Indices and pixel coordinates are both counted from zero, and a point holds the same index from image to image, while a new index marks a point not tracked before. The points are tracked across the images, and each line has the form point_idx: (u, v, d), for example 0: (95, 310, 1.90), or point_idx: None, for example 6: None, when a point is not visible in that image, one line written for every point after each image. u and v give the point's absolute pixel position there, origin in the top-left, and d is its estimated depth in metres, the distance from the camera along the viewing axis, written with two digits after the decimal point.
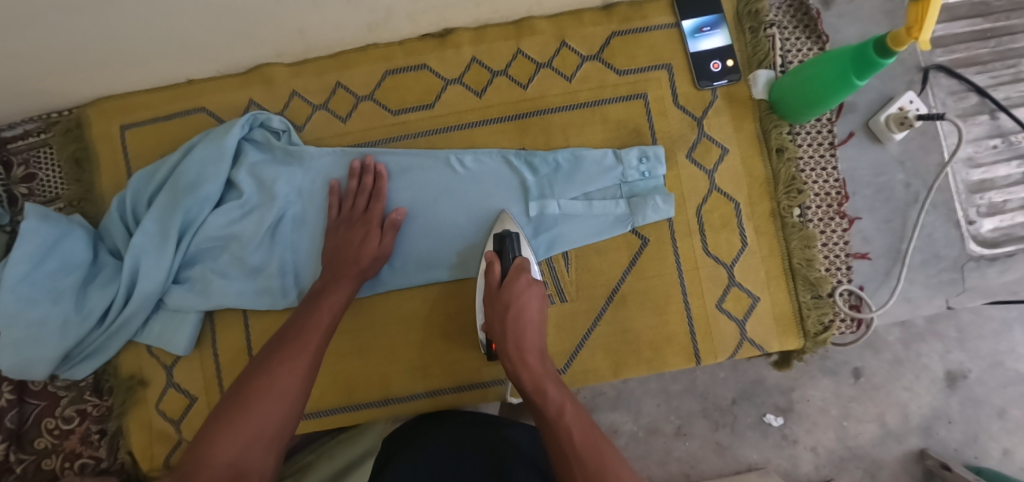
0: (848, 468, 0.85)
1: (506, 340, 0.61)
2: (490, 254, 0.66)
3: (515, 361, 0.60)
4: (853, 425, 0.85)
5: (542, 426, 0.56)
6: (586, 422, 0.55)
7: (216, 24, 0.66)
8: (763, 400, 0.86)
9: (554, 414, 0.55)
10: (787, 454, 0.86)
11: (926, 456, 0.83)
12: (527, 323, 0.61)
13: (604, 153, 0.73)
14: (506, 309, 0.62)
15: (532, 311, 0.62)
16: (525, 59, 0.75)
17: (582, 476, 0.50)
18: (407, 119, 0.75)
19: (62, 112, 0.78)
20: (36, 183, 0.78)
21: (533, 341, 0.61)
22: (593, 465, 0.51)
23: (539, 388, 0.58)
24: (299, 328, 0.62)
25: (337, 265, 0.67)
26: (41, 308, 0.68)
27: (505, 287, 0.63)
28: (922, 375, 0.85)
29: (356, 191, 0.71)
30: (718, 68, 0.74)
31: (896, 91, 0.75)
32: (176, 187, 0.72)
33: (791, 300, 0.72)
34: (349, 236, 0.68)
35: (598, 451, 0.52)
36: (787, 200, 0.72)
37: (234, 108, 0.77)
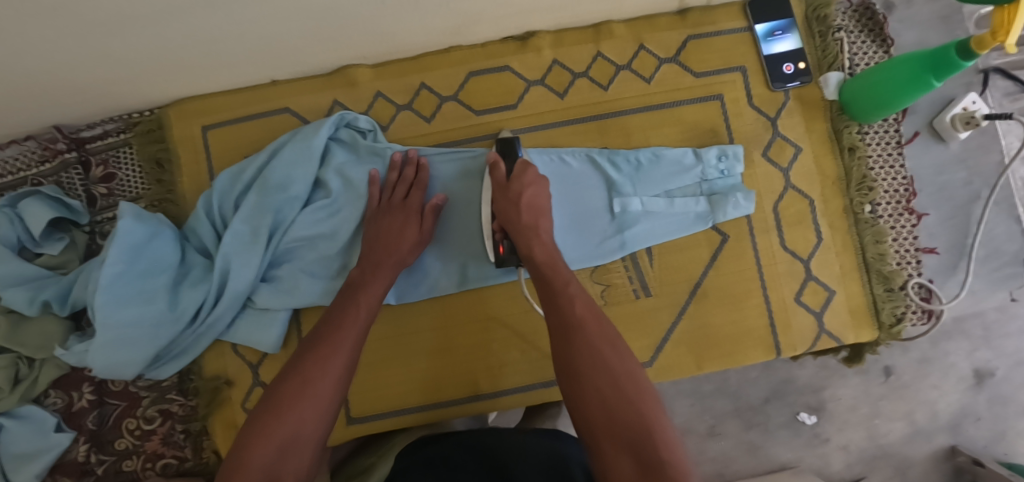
0: (879, 466, 0.94)
1: (520, 220, 0.65)
2: (496, 155, 0.70)
3: (524, 232, 0.65)
4: (883, 423, 0.94)
5: (549, 295, 0.59)
6: (591, 300, 0.58)
7: (308, 27, 0.65)
8: (793, 400, 0.96)
9: (563, 286, 0.59)
10: (818, 452, 0.95)
11: (956, 452, 0.93)
12: (541, 210, 0.67)
13: (684, 152, 0.75)
14: (520, 197, 0.66)
15: (545, 201, 0.68)
16: (604, 62, 0.77)
17: (583, 346, 0.53)
18: (490, 120, 0.76)
19: (143, 112, 0.79)
20: (115, 182, 0.79)
21: (545, 226, 0.66)
22: (595, 333, 0.54)
23: (549, 264, 0.62)
24: (331, 325, 0.59)
25: (376, 256, 0.67)
26: (135, 308, 0.67)
27: (515, 180, 0.67)
28: (950, 373, 0.93)
29: (398, 180, 0.72)
30: (790, 70, 0.76)
31: (955, 93, 0.77)
32: (264, 187, 0.72)
33: (865, 293, 0.75)
34: (388, 222, 0.69)
35: (603, 329, 0.55)
36: (859, 197, 0.75)
37: (317, 110, 0.77)
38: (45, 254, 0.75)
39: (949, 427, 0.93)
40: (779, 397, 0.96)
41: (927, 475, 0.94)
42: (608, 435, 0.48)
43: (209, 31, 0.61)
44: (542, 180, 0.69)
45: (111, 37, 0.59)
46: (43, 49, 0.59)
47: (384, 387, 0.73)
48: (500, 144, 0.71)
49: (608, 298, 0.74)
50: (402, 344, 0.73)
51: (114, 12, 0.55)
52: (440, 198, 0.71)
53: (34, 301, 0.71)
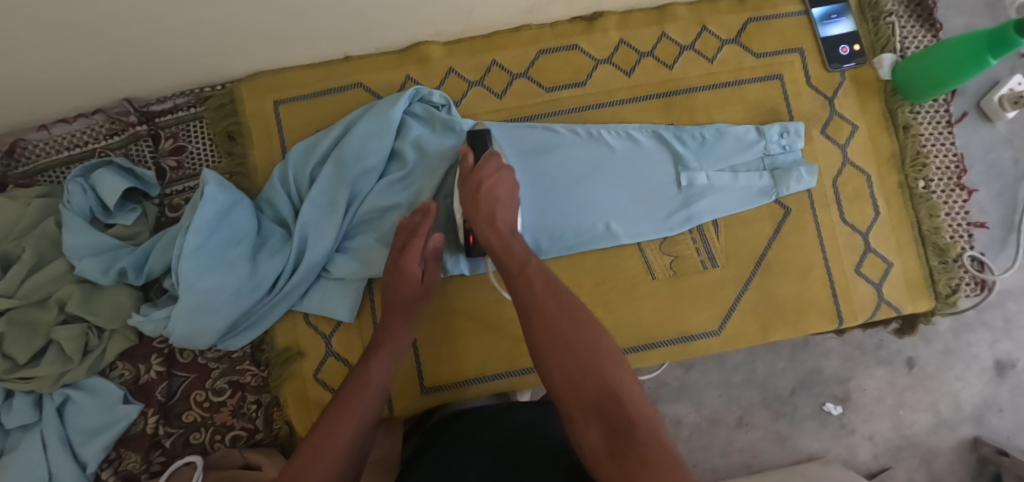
0: (904, 456, 1.02)
1: (477, 210, 0.62)
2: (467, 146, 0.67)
3: (480, 223, 0.61)
4: (908, 414, 1.02)
5: (510, 282, 0.57)
6: (547, 278, 0.55)
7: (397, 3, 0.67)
8: (819, 391, 1.02)
9: (520, 269, 0.57)
10: (845, 442, 1.02)
11: (980, 443, 1.01)
12: (497, 199, 0.62)
13: (747, 129, 0.77)
14: (479, 185, 0.63)
15: (507, 188, 0.64)
16: (669, 42, 0.79)
17: (540, 327, 0.51)
18: (559, 97, 0.78)
19: (214, 87, 0.80)
20: (185, 155, 0.80)
21: (502, 214, 0.62)
22: (553, 311, 0.51)
23: (506, 247, 0.59)
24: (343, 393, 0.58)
25: (389, 311, 0.66)
26: (218, 275, 0.67)
27: (475, 170, 0.64)
28: (972, 365, 1.02)
29: (402, 227, 0.68)
30: (846, 52, 0.80)
31: (1001, 75, 0.81)
32: (341, 158, 0.72)
33: (921, 265, 0.78)
34: (389, 280, 0.66)
35: (561, 305, 0.52)
36: (914, 173, 0.78)
37: (390, 86, 0.79)
38: (117, 225, 0.75)
39: (972, 417, 1.01)
40: (805, 388, 1.03)
41: (952, 466, 1.01)
42: (578, 409, 0.46)
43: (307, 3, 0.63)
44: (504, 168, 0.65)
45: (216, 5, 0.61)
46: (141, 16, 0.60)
47: (458, 358, 0.75)
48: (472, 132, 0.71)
49: (677, 269, 0.76)
50: (479, 314, 0.75)
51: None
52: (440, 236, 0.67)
53: (110, 270, 0.70)
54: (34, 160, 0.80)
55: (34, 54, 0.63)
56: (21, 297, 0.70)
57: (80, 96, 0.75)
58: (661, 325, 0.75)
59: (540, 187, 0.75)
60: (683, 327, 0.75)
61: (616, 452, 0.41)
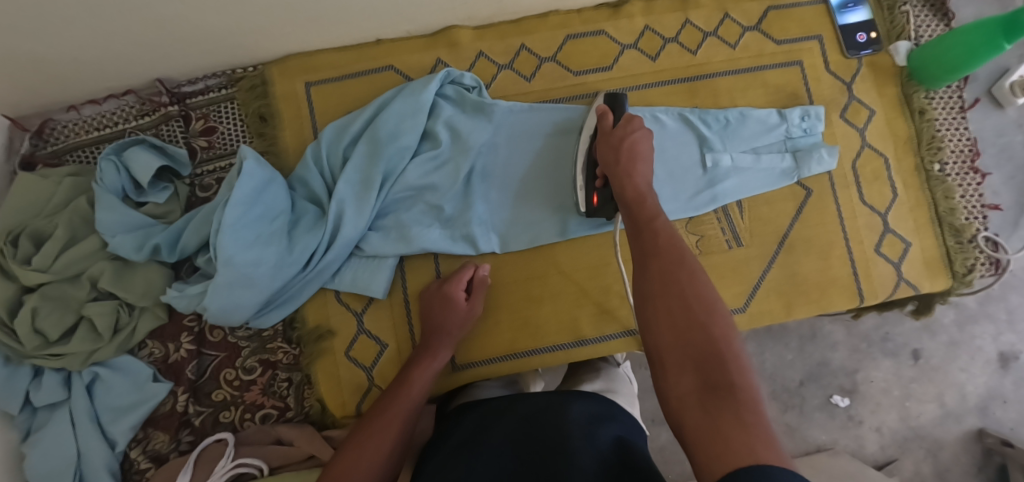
0: (911, 447, 1.03)
1: (618, 161, 0.61)
2: (605, 106, 0.69)
3: (617, 170, 0.60)
4: (914, 404, 1.04)
5: (634, 231, 0.54)
6: (671, 231, 0.51)
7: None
8: (828, 382, 1.04)
9: (648, 220, 0.53)
10: (853, 433, 1.04)
11: (984, 434, 1.03)
12: (638, 153, 0.61)
13: (769, 113, 0.80)
14: (621, 141, 0.63)
15: (647, 148, 0.63)
16: (692, 29, 0.82)
17: (655, 276, 0.47)
18: (587, 80, 0.80)
19: (246, 69, 0.81)
20: (217, 135, 0.80)
21: (643, 170, 0.60)
22: (671, 260, 0.48)
23: (637, 200, 0.56)
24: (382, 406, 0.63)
25: (430, 336, 0.70)
26: (256, 249, 0.68)
27: (620, 126, 0.64)
28: (977, 357, 1.04)
29: (453, 274, 0.73)
30: (863, 39, 0.82)
31: (1010, 63, 0.85)
32: (376, 137, 0.73)
33: (938, 245, 0.80)
34: (434, 312, 0.71)
35: (679, 257, 0.48)
36: (929, 156, 0.81)
37: (421, 68, 0.80)
38: (149, 203, 0.75)
39: (977, 409, 1.03)
40: (815, 379, 1.05)
41: (958, 457, 1.03)
42: (675, 359, 0.42)
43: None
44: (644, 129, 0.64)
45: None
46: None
47: (488, 336, 0.76)
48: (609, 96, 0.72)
49: (703, 248, 0.78)
50: (511, 292, 0.77)
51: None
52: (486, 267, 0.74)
53: (144, 246, 0.71)
54: (62, 140, 0.80)
55: (83, 27, 0.63)
56: (56, 273, 0.70)
57: (115, 76, 0.75)
58: None
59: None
60: None
61: (708, 406, 0.37)
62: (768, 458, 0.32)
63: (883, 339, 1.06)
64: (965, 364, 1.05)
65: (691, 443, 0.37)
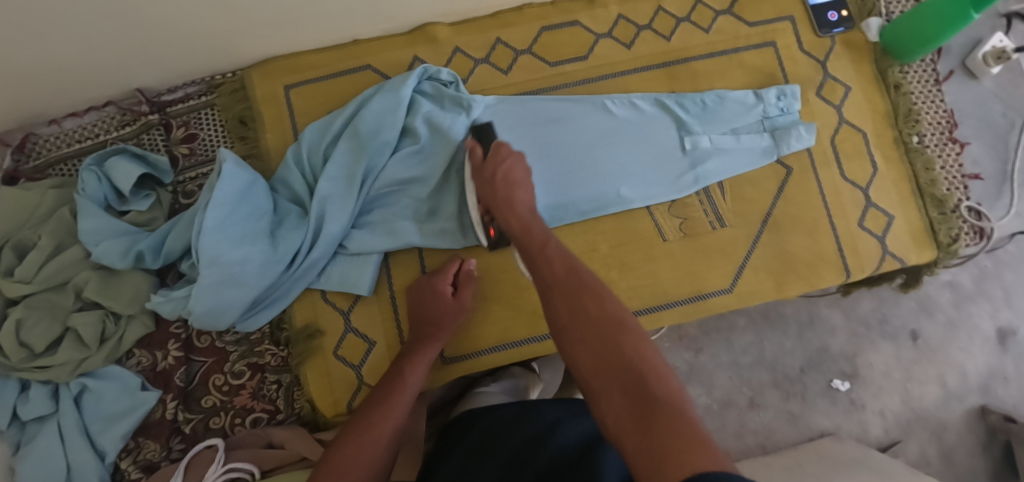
0: (915, 430, 1.03)
1: (495, 194, 0.68)
2: (472, 140, 0.72)
3: (500, 205, 0.67)
4: (915, 386, 1.04)
5: (535, 267, 0.58)
6: (570, 263, 0.56)
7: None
8: (829, 367, 1.04)
9: (544, 253, 0.59)
10: (857, 418, 1.03)
11: (987, 411, 1.03)
12: (514, 182, 0.68)
13: (745, 94, 0.80)
14: (495, 172, 0.69)
15: (520, 173, 0.70)
16: (666, 16, 0.82)
17: (564, 304, 0.51)
18: (565, 70, 0.81)
19: (225, 74, 0.81)
20: (197, 142, 0.81)
21: (522, 198, 0.68)
22: (573, 290, 0.52)
23: (528, 237, 0.63)
24: (374, 402, 0.63)
25: (422, 328, 0.70)
26: (243, 248, 0.68)
27: (489, 158, 0.70)
28: (976, 335, 1.05)
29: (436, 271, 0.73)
30: (834, 17, 0.83)
31: (983, 35, 0.85)
32: (358, 134, 0.74)
33: (922, 217, 0.80)
34: (425, 304, 0.70)
35: (581, 283, 0.53)
36: (907, 129, 0.81)
37: (399, 65, 0.80)
38: (132, 212, 0.75)
39: (979, 388, 1.03)
40: (814, 366, 1.04)
41: (963, 437, 1.03)
42: (598, 380, 0.43)
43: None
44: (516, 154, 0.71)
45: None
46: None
47: (477, 328, 0.76)
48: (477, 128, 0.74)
49: (687, 231, 0.77)
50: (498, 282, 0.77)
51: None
52: (473, 261, 0.73)
53: (129, 253, 0.71)
54: (43, 154, 0.80)
55: (58, 38, 0.63)
56: (40, 282, 0.70)
57: (94, 86, 0.76)
58: (679, 283, 0.77)
59: (558, 155, 0.77)
60: (698, 285, 0.77)
61: (637, 417, 0.38)
62: (703, 455, 0.32)
63: (880, 322, 1.06)
64: (964, 343, 1.05)
65: (633, 459, 0.36)
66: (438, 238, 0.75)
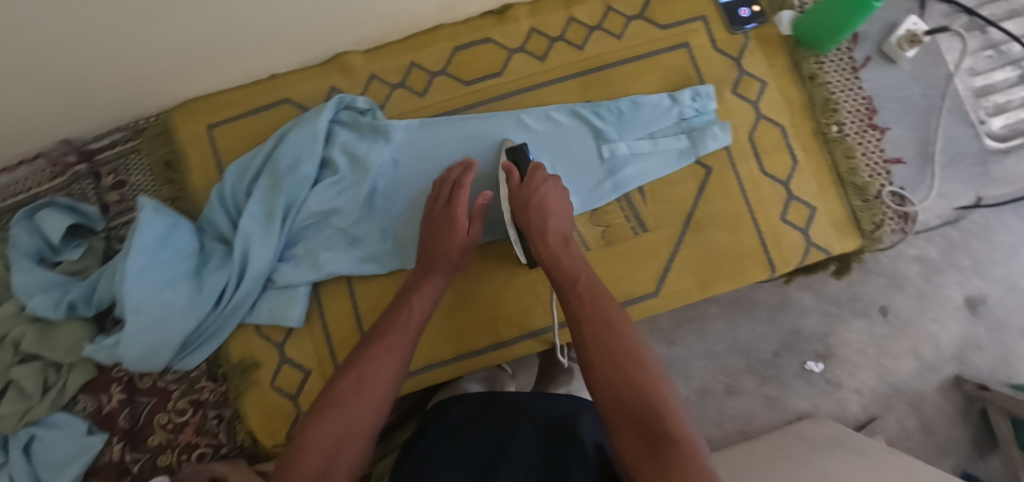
0: (893, 404, 1.04)
1: (529, 223, 0.66)
2: (508, 163, 0.70)
3: (543, 237, 0.66)
4: (890, 361, 1.04)
5: (562, 295, 0.62)
6: (597, 296, 0.58)
7: (314, 13, 0.71)
8: (802, 349, 1.05)
9: (571, 282, 0.61)
10: (834, 397, 1.04)
11: (961, 381, 1.03)
12: (548, 210, 0.66)
13: (660, 97, 0.81)
14: (529, 199, 0.67)
15: (554, 200, 0.68)
16: (578, 25, 0.83)
17: (591, 341, 0.54)
18: (480, 87, 0.81)
19: (148, 118, 0.83)
20: (127, 187, 0.82)
21: (559, 229, 0.67)
22: (600, 321, 0.56)
23: (558, 264, 0.64)
24: (388, 323, 0.64)
25: (429, 262, 0.71)
26: (165, 293, 0.70)
27: (525, 184, 0.67)
28: (946, 305, 1.05)
29: (444, 181, 0.75)
30: (746, 14, 0.84)
31: (899, 18, 0.85)
32: (276, 170, 0.76)
33: (844, 205, 0.81)
34: (437, 232, 0.72)
35: (608, 315, 0.56)
36: (825, 118, 0.82)
37: (316, 97, 0.82)
38: (64, 261, 0.77)
39: (953, 357, 1.03)
40: (788, 348, 1.05)
41: (941, 407, 1.03)
42: (616, 413, 0.47)
43: (228, 19, 0.67)
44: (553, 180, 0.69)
45: (140, 34, 0.64)
46: (67, 46, 0.62)
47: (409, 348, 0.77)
48: (511, 154, 0.73)
49: (610, 238, 0.78)
50: None
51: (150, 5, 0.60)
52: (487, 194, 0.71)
53: (60, 304, 0.72)
54: None
55: None
56: None
57: (21, 142, 0.77)
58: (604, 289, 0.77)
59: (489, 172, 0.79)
60: (623, 292, 0.77)
61: (650, 455, 0.43)
62: None
63: (850, 299, 1.06)
64: (936, 314, 1.05)
65: None
66: (365, 265, 0.77)
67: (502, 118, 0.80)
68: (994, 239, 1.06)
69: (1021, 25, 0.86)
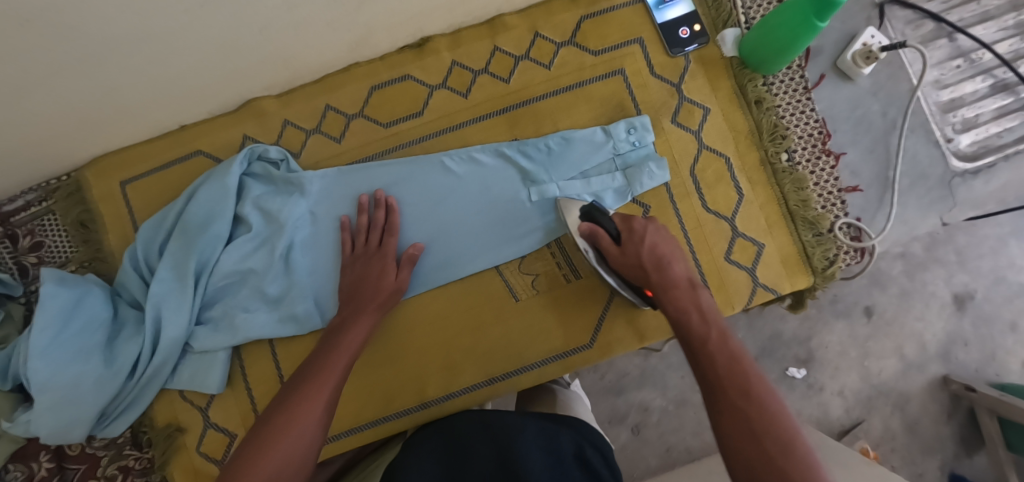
0: (877, 405, 0.96)
1: (648, 276, 0.59)
2: (587, 225, 0.65)
3: (668, 283, 0.58)
4: (873, 362, 0.96)
5: (692, 355, 0.52)
6: (735, 355, 0.50)
7: (212, 69, 0.67)
8: (782, 354, 0.96)
9: (701, 343, 0.52)
10: (816, 402, 0.96)
11: (949, 381, 0.95)
12: (665, 259, 0.60)
13: (593, 131, 0.75)
14: (643, 252, 0.60)
15: (668, 246, 0.62)
16: (503, 55, 0.77)
17: (738, 415, 0.46)
18: (400, 129, 0.77)
19: (59, 177, 0.79)
20: (44, 250, 0.79)
21: (680, 271, 0.59)
22: (738, 392, 0.47)
23: (683, 316, 0.55)
24: (316, 366, 0.61)
25: (360, 300, 0.68)
26: (74, 368, 0.68)
27: (631, 238, 0.62)
28: (932, 303, 0.96)
29: (372, 225, 0.72)
30: (686, 34, 0.77)
31: (857, 28, 0.78)
32: (186, 230, 0.72)
33: (794, 241, 0.75)
34: (368, 269, 0.70)
35: (749, 385, 0.47)
36: (773, 146, 0.76)
37: (229, 147, 0.77)
38: None
39: (939, 355, 0.95)
40: (768, 354, 0.97)
41: (925, 407, 0.95)
42: None
43: (113, 82, 0.63)
44: (654, 224, 0.63)
45: (19, 105, 0.61)
46: None
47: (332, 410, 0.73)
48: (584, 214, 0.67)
49: (540, 286, 0.74)
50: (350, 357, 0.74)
51: (27, 80, 0.58)
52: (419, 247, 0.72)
53: None
54: None
55: None
56: None
57: None
58: (535, 343, 0.74)
59: (413, 222, 0.74)
60: (554, 343, 0.74)
61: None
62: None
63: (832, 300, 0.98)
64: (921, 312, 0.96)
65: None
66: (285, 326, 0.74)
67: (429, 160, 0.75)
68: (979, 232, 0.98)
69: (994, 29, 0.79)
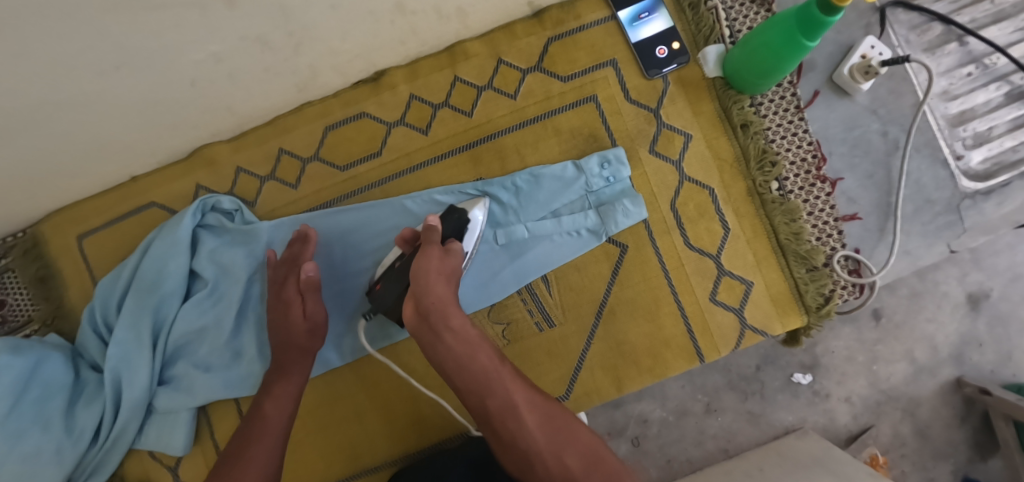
0: (886, 411, 0.81)
1: (440, 297, 0.56)
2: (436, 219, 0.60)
3: (440, 304, 0.55)
4: (882, 367, 0.81)
5: (489, 385, 0.53)
6: (519, 373, 0.56)
7: (146, 123, 0.63)
8: (786, 362, 0.81)
9: (497, 370, 0.54)
10: (821, 410, 0.81)
11: (963, 384, 0.80)
12: (445, 274, 0.57)
13: (564, 166, 0.69)
14: (433, 274, 0.56)
15: (443, 261, 0.58)
16: (464, 86, 0.71)
17: (536, 428, 0.51)
18: (358, 172, 0.72)
19: (16, 233, 0.75)
20: (7, 308, 0.75)
21: (448, 291, 0.57)
22: (547, 405, 0.54)
23: (473, 348, 0.55)
24: (249, 430, 0.61)
25: (279, 352, 0.64)
26: (31, 439, 0.66)
27: (431, 255, 0.57)
28: (944, 304, 0.81)
29: (282, 261, 0.67)
30: (664, 54, 0.70)
31: (855, 38, 0.72)
32: (139, 289, 0.69)
33: (786, 278, 0.69)
34: (275, 315, 0.65)
35: (550, 405, 0.54)
36: (762, 175, 0.69)
37: (182, 197, 0.73)
38: None
39: (952, 358, 0.80)
40: (770, 361, 0.82)
41: (937, 413, 0.81)
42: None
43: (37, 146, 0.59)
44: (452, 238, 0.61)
45: None
46: None
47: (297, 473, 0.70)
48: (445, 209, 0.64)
49: (512, 336, 0.70)
50: (313, 416, 0.71)
51: None
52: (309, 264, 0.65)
53: None
54: None
55: None
56: None
57: None
58: None
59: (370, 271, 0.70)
60: None
61: None
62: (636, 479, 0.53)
63: None
64: (932, 312, 0.81)
65: None
66: (249, 384, 0.71)
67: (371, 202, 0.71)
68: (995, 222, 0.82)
69: (1010, 29, 0.72)
